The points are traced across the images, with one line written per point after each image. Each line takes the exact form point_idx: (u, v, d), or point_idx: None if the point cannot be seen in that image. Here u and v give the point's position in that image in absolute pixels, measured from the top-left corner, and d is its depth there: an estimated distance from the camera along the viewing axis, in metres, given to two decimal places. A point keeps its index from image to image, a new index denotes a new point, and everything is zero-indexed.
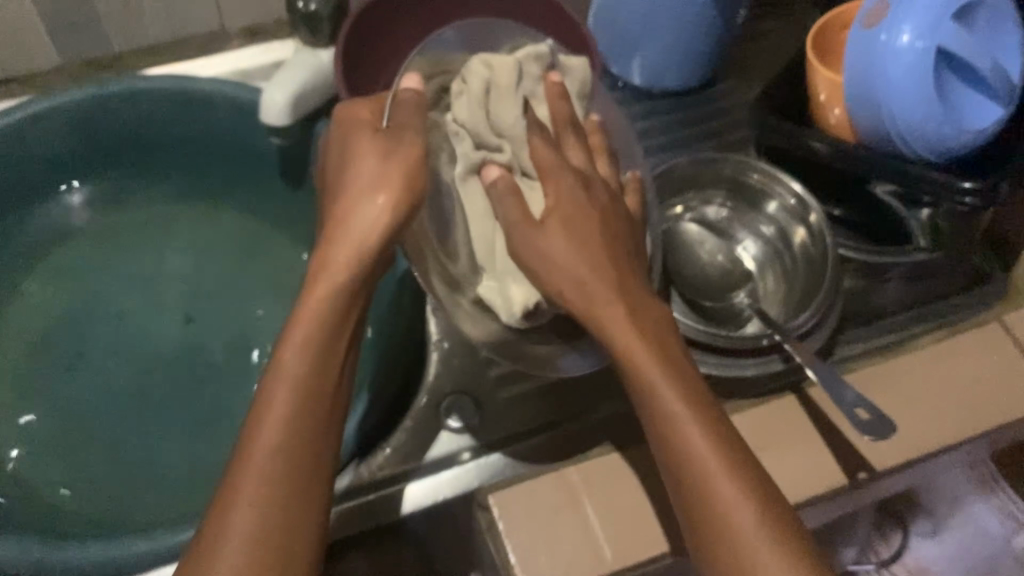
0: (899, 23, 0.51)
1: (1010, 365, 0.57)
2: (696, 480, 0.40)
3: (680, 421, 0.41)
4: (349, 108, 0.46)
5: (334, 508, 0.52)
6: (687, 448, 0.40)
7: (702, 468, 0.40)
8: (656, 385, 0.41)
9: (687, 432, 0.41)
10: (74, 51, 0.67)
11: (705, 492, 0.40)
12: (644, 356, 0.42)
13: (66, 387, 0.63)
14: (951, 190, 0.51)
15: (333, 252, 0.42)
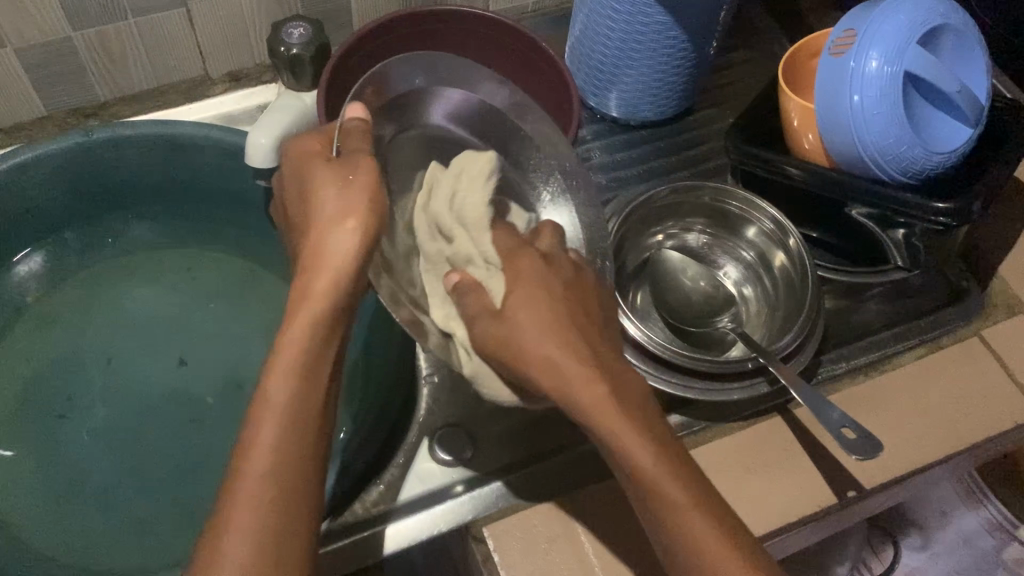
0: (866, 50, 0.52)
1: (990, 379, 0.58)
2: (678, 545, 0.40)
3: (656, 471, 0.40)
4: (299, 143, 0.47)
5: (321, 548, 0.51)
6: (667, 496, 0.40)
7: (680, 509, 0.40)
8: (626, 438, 0.41)
9: (663, 497, 0.40)
10: (59, 100, 0.67)
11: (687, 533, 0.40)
12: (610, 420, 0.41)
13: (57, 434, 0.62)
14: (925, 210, 0.53)
15: (312, 282, 0.42)
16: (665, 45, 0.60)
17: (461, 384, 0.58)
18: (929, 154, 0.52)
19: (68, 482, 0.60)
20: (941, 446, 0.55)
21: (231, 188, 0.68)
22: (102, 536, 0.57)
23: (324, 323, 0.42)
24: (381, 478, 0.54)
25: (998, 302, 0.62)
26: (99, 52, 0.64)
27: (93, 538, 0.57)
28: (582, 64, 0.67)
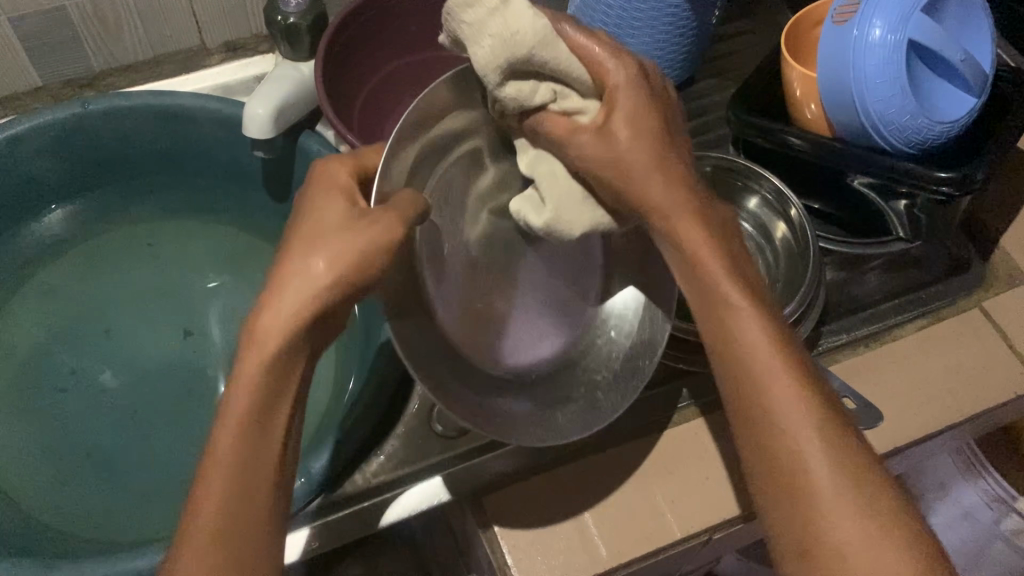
0: (870, 18, 0.52)
1: (989, 350, 0.58)
2: (756, 397, 0.39)
3: (765, 382, 0.38)
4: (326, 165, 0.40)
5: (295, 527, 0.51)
6: (766, 409, 0.38)
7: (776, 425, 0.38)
8: (748, 342, 0.39)
9: (752, 342, 0.39)
10: (54, 71, 0.67)
11: (773, 456, 0.38)
12: (711, 261, 0.40)
13: (55, 405, 0.62)
14: (928, 179, 0.52)
15: (264, 318, 0.35)
16: (666, 13, 0.60)
17: None
18: (932, 124, 0.52)
19: (67, 454, 0.60)
20: (940, 417, 0.55)
21: (229, 158, 0.68)
22: (101, 507, 0.57)
23: (279, 370, 0.36)
24: (380, 449, 0.54)
25: (1000, 273, 0.62)
26: (93, 21, 0.64)
27: (93, 508, 0.57)
28: None
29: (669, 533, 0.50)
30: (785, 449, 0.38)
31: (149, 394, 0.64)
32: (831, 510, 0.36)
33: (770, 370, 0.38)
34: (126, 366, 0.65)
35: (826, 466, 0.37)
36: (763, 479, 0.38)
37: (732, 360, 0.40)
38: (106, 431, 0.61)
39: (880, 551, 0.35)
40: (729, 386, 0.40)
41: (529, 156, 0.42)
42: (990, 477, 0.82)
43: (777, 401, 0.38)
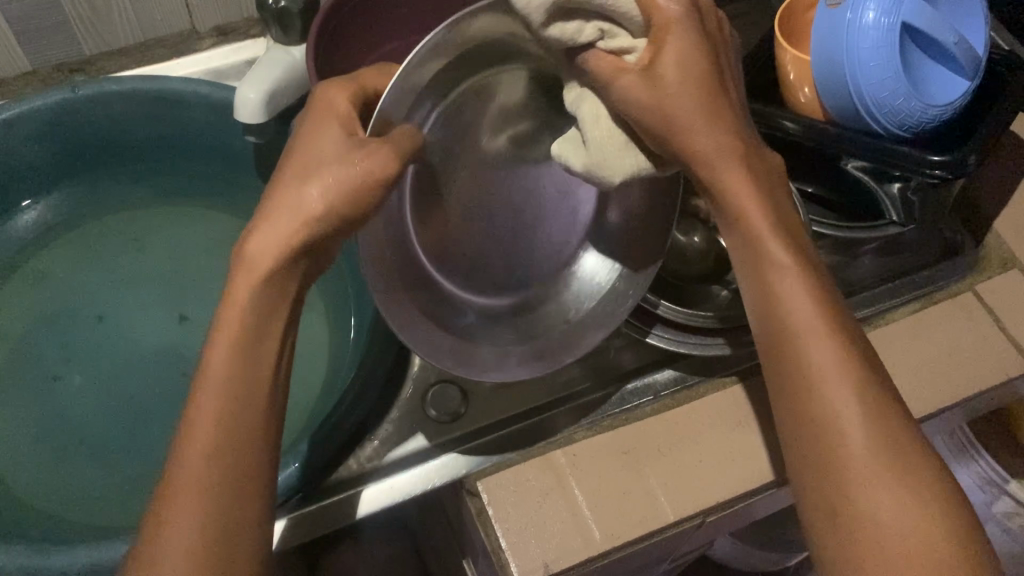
0: (864, 1, 0.52)
1: (982, 332, 0.58)
2: (796, 345, 0.41)
3: (805, 336, 0.40)
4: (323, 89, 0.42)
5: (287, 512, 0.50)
6: (809, 369, 0.40)
7: (811, 376, 0.40)
8: (789, 297, 0.41)
9: (793, 294, 0.41)
10: (43, 55, 0.66)
11: (808, 404, 0.40)
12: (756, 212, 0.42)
13: (48, 391, 0.62)
14: (921, 164, 0.53)
15: (253, 244, 0.38)
16: None
17: None
18: (926, 107, 0.52)
19: (60, 439, 0.60)
20: (933, 400, 0.55)
21: (221, 143, 0.68)
22: (95, 493, 0.57)
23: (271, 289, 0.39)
24: (375, 434, 0.54)
25: (992, 257, 0.62)
26: (83, 5, 0.63)
27: (86, 493, 0.57)
28: None
29: (663, 516, 0.50)
30: (819, 397, 0.40)
31: (144, 378, 0.63)
32: (852, 459, 0.38)
33: (811, 321, 0.40)
34: (118, 352, 0.65)
35: (857, 416, 0.39)
36: (799, 424, 0.40)
37: (774, 312, 0.41)
38: (99, 415, 0.61)
39: (903, 500, 0.37)
40: (768, 336, 0.42)
41: (575, 92, 0.42)
42: (982, 460, 0.82)
43: (814, 356, 0.40)
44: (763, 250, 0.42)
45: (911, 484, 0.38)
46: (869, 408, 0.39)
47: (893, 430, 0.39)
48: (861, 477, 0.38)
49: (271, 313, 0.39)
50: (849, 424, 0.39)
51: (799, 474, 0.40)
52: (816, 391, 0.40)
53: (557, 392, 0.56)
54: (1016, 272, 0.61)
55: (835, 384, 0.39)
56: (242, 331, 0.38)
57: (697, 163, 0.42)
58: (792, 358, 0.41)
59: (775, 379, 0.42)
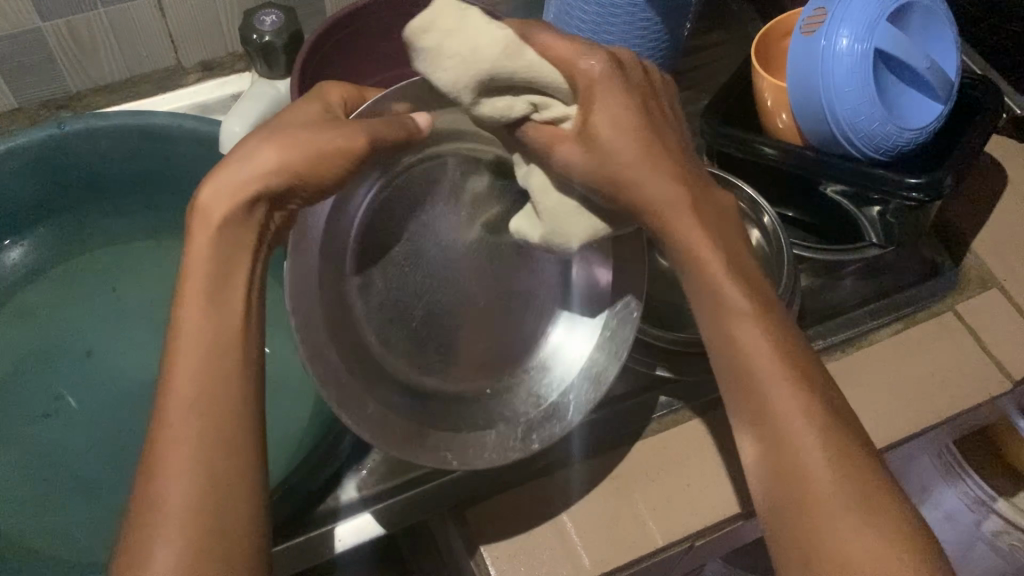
0: (837, 28, 0.53)
1: (964, 352, 0.59)
2: (726, 321, 0.42)
3: (760, 366, 0.41)
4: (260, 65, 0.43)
5: (275, 546, 0.50)
6: (742, 349, 0.42)
7: (761, 399, 0.41)
8: (745, 330, 0.42)
9: (716, 272, 0.43)
10: (30, 92, 0.67)
11: (767, 429, 0.40)
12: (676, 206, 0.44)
13: (34, 426, 0.62)
14: (898, 186, 0.53)
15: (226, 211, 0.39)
16: (638, 27, 0.61)
17: None
18: (901, 131, 0.53)
19: (43, 477, 0.59)
20: (917, 419, 0.55)
21: (207, 176, 0.68)
22: (82, 528, 0.57)
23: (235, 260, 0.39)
24: (364, 463, 0.54)
25: (972, 277, 0.63)
26: (69, 43, 0.64)
27: (70, 531, 0.57)
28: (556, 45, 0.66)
29: (651, 541, 0.50)
30: (748, 372, 0.41)
31: (129, 413, 0.63)
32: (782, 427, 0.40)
33: (736, 297, 0.43)
34: (106, 384, 0.65)
35: (780, 389, 0.40)
36: (757, 451, 0.41)
37: (723, 326, 0.43)
38: (85, 451, 0.61)
39: (831, 489, 0.38)
40: (721, 364, 0.43)
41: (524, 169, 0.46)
42: (971, 480, 0.80)
43: (749, 349, 0.42)
44: (716, 292, 0.43)
45: (864, 501, 0.38)
46: (792, 382, 0.41)
47: (850, 451, 0.39)
48: (828, 493, 0.38)
49: (225, 278, 0.40)
50: (775, 395, 0.41)
51: (767, 504, 0.40)
52: (771, 411, 0.40)
53: None
54: (996, 292, 0.62)
55: (789, 406, 0.40)
56: (230, 361, 0.38)
57: (657, 215, 0.44)
58: (751, 388, 0.41)
59: (733, 408, 0.42)
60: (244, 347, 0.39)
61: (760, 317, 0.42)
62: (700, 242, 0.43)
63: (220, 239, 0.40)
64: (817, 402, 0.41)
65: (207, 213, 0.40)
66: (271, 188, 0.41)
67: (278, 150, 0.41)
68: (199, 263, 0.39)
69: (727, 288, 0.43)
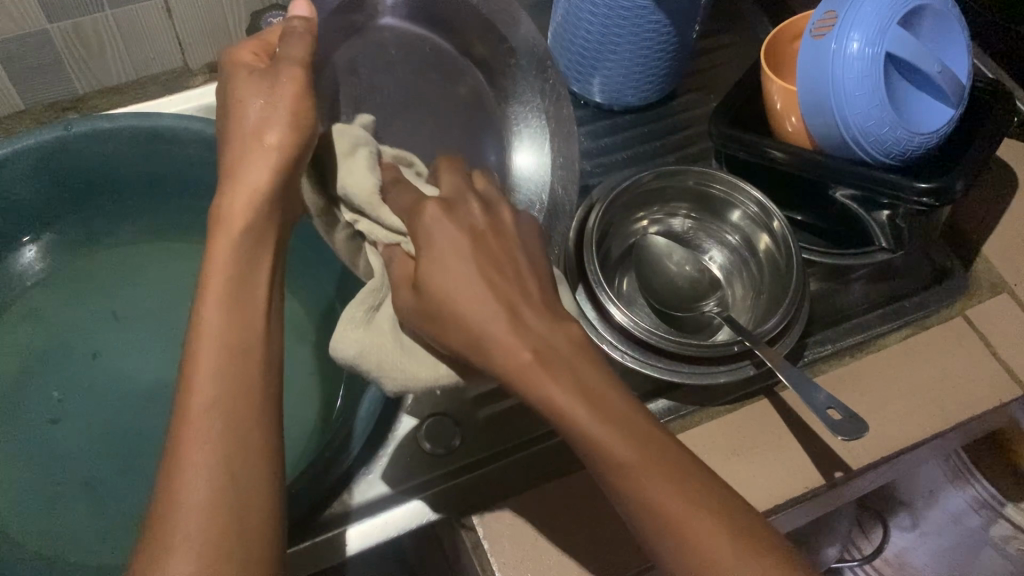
0: (848, 31, 0.52)
1: (973, 358, 0.58)
2: (598, 465, 0.37)
3: (649, 486, 0.37)
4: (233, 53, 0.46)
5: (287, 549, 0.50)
6: (638, 486, 0.37)
7: (670, 523, 0.36)
8: (576, 427, 0.38)
9: (573, 413, 0.38)
10: (37, 94, 0.67)
11: (691, 557, 0.36)
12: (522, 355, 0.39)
13: (40, 428, 0.62)
14: (909, 191, 0.53)
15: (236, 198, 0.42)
16: (647, 30, 0.60)
17: None
18: (911, 135, 0.52)
19: (50, 481, 0.59)
20: (927, 425, 0.55)
21: (214, 179, 0.68)
22: (87, 532, 0.57)
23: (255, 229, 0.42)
24: (370, 469, 0.54)
25: (982, 282, 0.62)
26: (76, 45, 0.64)
27: (76, 534, 0.57)
28: (564, 49, 0.67)
29: None
30: (646, 505, 0.36)
31: (135, 414, 0.63)
32: (700, 546, 0.36)
33: (600, 434, 0.37)
34: (112, 388, 0.64)
35: (683, 512, 0.36)
36: (650, 536, 0.37)
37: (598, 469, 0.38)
38: (93, 453, 0.61)
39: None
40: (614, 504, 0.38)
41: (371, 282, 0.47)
42: (979, 485, 0.81)
43: (634, 478, 0.37)
44: (537, 391, 0.39)
45: None
46: (692, 501, 0.36)
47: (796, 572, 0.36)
48: (722, 556, 0.35)
49: (250, 283, 0.41)
50: (683, 518, 0.36)
51: None
52: (683, 531, 0.36)
53: None
54: (1005, 297, 0.61)
55: (655, 484, 0.37)
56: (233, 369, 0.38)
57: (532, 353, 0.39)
58: (670, 524, 0.36)
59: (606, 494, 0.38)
60: (265, 343, 0.39)
61: (649, 453, 0.37)
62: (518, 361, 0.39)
63: (242, 242, 0.41)
64: (731, 513, 0.37)
65: (228, 223, 0.42)
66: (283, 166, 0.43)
67: (281, 130, 0.43)
68: (224, 266, 0.40)
69: (548, 384, 0.38)
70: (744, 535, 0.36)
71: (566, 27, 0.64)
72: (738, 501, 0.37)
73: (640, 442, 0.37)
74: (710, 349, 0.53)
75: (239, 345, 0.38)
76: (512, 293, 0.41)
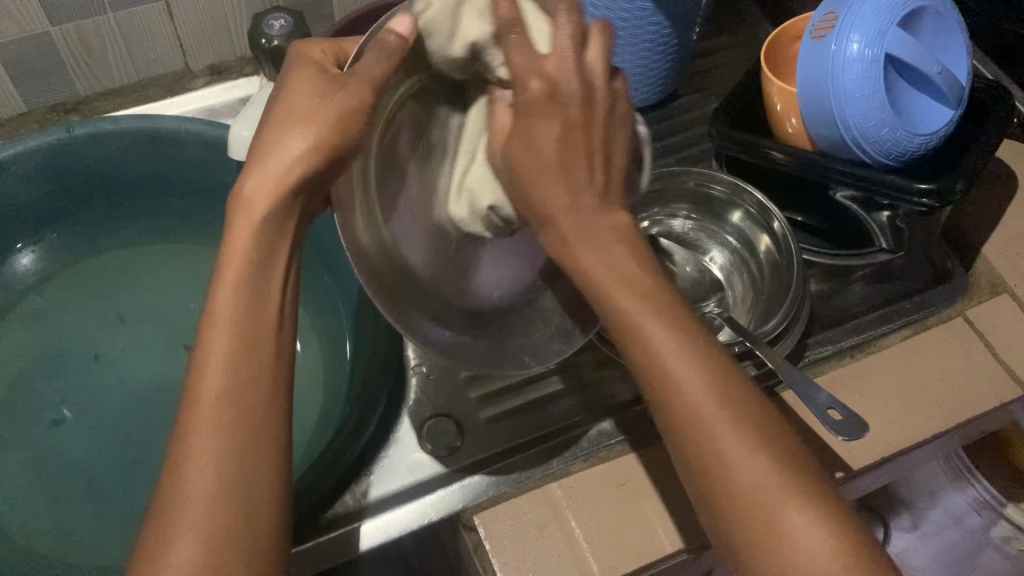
0: (848, 33, 0.52)
1: (973, 358, 0.58)
2: (669, 407, 0.37)
3: (716, 435, 0.36)
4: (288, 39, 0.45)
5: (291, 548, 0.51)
6: (704, 434, 0.36)
7: (728, 477, 0.36)
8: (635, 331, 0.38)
9: (654, 347, 0.38)
10: (40, 97, 0.67)
11: (743, 512, 0.35)
12: (608, 280, 0.39)
13: (43, 430, 0.62)
14: (908, 192, 0.53)
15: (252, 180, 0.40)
16: (648, 31, 0.61)
17: (449, 375, 0.58)
18: (911, 136, 0.52)
19: (54, 483, 0.59)
20: (927, 425, 0.55)
21: (216, 180, 0.68)
22: (90, 533, 0.57)
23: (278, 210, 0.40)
24: (373, 469, 0.54)
25: (982, 283, 0.62)
26: (79, 48, 0.64)
27: (79, 535, 0.57)
28: None
29: (660, 547, 0.50)
30: (711, 452, 0.36)
31: (138, 415, 0.63)
32: (758, 502, 0.35)
33: (677, 376, 0.37)
34: (114, 390, 0.64)
35: (747, 466, 0.36)
36: (687, 453, 0.37)
37: (666, 408, 0.38)
38: (95, 453, 0.61)
39: (815, 545, 0.34)
40: (675, 449, 0.38)
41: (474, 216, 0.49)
42: (978, 484, 0.80)
43: (701, 424, 0.37)
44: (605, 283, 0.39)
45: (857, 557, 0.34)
46: (759, 455, 0.36)
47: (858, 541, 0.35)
48: (745, 467, 0.36)
49: (266, 274, 0.39)
50: (745, 471, 0.36)
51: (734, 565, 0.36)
52: (738, 490, 0.36)
53: (559, 423, 0.56)
54: (1005, 298, 0.61)
55: (702, 402, 0.37)
56: None
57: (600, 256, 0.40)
58: (727, 480, 0.36)
59: (669, 440, 0.38)
60: (272, 333, 0.39)
61: (723, 404, 0.37)
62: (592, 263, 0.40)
63: (264, 229, 0.39)
64: (800, 477, 0.36)
65: (252, 201, 0.39)
66: (315, 169, 0.40)
67: None
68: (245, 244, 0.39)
69: (596, 267, 0.40)
70: (809, 497, 0.35)
71: None
72: (808, 463, 0.37)
73: (716, 392, 0.37)
74: None
75: (246, 332, 0.38)
76: (590, 206, 0.41)
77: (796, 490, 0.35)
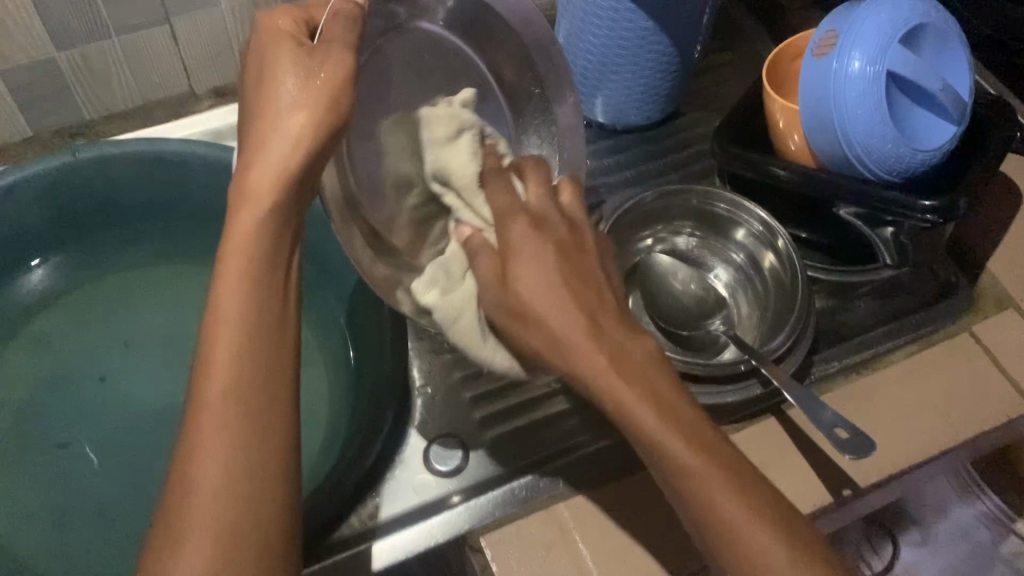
0: (849, 50, 0.53)
1: (981, 373, 0.58)
2: (670, 477, 0.38)
3: (719, 502, 0.37)
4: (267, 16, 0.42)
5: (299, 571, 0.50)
6: (706, 502, 0.37)
7: (734, 540, 0.37)
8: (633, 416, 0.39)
9: (641, 418, 0.39)
10: (46, 121, 0.67)
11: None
12: (596, 359, 0.39)
13: (49, 453, 0.62)
14: (912, 208, 0.53)
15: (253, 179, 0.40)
16: (649, 50, 0.61)
17: (455, 396, 0.59)
18: (914, 152, 0.52)
19: (60, 506, 0.59)
20: (935, 441, 0.55)
21: (221, 202, 0.68)
22: (96, 557, 0.57)
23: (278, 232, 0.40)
24: (378, 491, 0.54)
25: (988, 297, 0.62)
26: (84, 72, 0.64)
27: (84, 559, 0.57)
28: None
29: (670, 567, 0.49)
30: (714, 520, 0.37)
31: (144, 436, 0.63)
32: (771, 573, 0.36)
33: (668, 444, 0.38)
34: (120, 412, 0.64)
35: (753, 534, 0.37)
36: (693, 516, 0.38)
37: (665, 477, 0.39)
38: (101, 476, 0.61)
39: None
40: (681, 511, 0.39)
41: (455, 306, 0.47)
42: (989, 499, 0.82)
43: (701, 493, 0.38)
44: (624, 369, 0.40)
45: None
46: (760, 519, 0.37)
47: None
48: (753, 537, 0.37)
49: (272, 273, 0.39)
50: (754, 539, 0.37)
51: None
52: (750, 554, 0.37)
53: (566, 442, 0.56)
54: (1011, 312, 0.61)
55: (718, 487, 0.38)
56: None
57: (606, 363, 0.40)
58: (733, 542, 0.37)
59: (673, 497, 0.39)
60: (278, 356, 0.38)
61: (715, 462, 0.38)
62: (592, 361, 0.40)
63: (269, 220, 0.39)
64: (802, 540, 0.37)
65: (253, 194, 0.39)
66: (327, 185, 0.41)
67: None
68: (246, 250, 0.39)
69: (586, 355, 0.40)
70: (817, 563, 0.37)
71: (568, 49, 0.64)
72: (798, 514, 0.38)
73: (707, 454, 0.38)
74: (715, 368, 0.53)
75: (255, 335, 0.38)
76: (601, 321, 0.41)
77: (800, 555, 0.37)
